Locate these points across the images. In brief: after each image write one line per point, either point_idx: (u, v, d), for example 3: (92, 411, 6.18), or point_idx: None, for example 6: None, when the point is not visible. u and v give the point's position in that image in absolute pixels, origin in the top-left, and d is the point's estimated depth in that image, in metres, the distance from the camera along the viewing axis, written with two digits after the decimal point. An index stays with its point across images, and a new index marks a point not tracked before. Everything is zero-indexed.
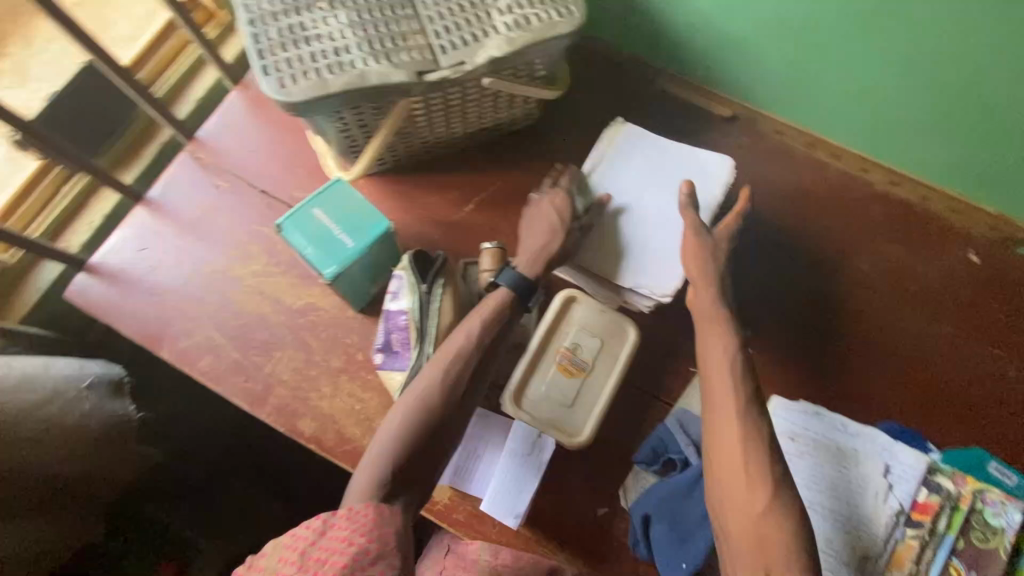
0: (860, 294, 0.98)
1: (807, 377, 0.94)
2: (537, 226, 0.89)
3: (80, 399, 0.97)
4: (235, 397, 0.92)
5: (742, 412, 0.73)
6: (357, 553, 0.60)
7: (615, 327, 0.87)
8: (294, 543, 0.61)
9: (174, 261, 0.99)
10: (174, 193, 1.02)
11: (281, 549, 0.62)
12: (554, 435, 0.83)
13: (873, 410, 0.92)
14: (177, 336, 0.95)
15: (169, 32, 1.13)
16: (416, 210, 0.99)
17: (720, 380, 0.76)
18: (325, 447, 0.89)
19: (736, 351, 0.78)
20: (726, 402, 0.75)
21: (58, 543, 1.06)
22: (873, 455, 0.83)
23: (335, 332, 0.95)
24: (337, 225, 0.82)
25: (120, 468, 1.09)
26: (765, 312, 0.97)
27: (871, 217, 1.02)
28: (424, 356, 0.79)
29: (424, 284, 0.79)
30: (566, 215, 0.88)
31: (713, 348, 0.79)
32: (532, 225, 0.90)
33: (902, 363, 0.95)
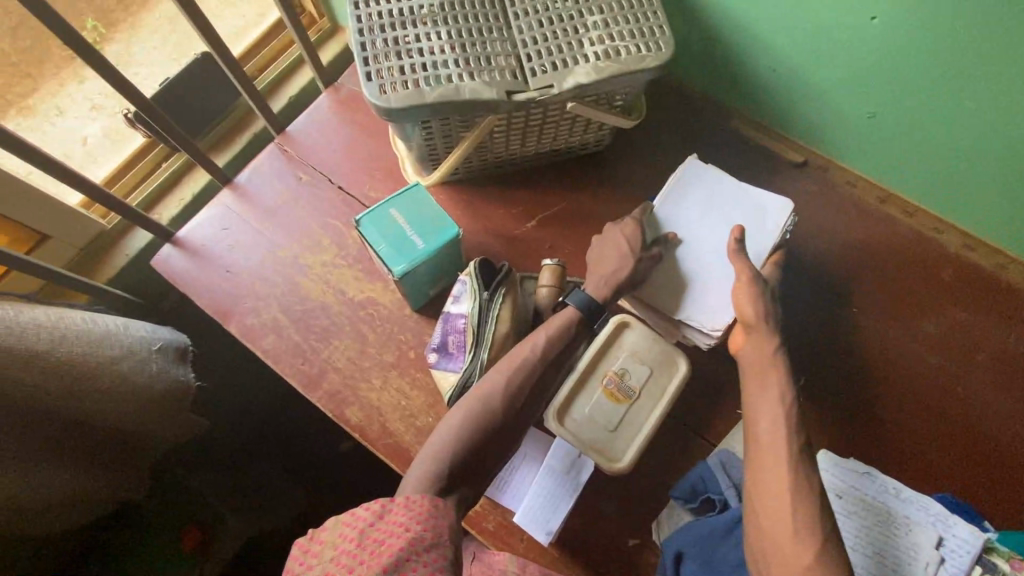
0: (924, 355, 0.95)
1: (858, 434, 0.91)
2: (603, 248, 0.91)
3: (149, 360, 1.03)
4: (291, 378, 0.97)
5: (792, 468, 0.70)
6: (413, 538, 0.62)
7: (665, 358, 0.88)
8: (352, 521, 0.63)
9: (251, 243, 1.05)
10: (261, 181, 1.09)
11: (340, 526, 0.63)
12: (594, 458, 0.84)
13: (927, 479, 0.88)
14: (245, 313, 1.01)
15: (274, 34, 1.23)
16: (481, 221, 1.03)
17: (771, 434, 0.73)
18: (368, 437, 0.92)
19: (790, 405, 0.74)
20: (775, 457, 0.71)
21: (112, 493, 1.12)
22: (927, 525, 0.79)
23: (391, 328, 0.99)
24: (411, 227, 0.86)
25: (176, 430, 1.14)
26: (820, 361, 0.95)
27: (942, 279, 0.99)
28: (478, 360, 0.82)
29: (485, 292, 0.83)
30: (636, 243, 0.89)
31: (766, 399, 0.75)
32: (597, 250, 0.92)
33: (964, 435, 0.90)
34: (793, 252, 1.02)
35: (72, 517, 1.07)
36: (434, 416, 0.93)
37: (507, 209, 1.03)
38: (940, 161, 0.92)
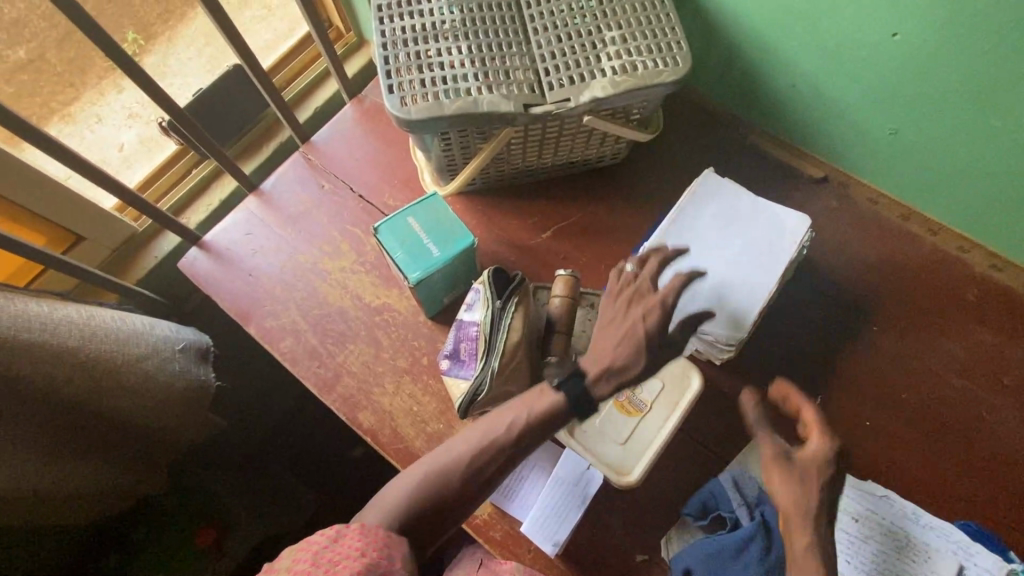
0: (947, 377, 0.92)
1: (877, 456, 0.89)
2: (618, 326, 0.79)
3: (172, 359, 1.06)
4: (308, 380, 0.99)
5: None
6: (368, 563, 0.63)
7: (677, 372, 0.88)
8: (307, 547, 0.64)
9: (273, 248, 1.09)
10: (285, 188, 1.12)
11: (295, 553, 0.64)
12: (603, 471, 0.84)
13: (950, 505, 0.86)
14: (265, 316, 1.04)
15: (303, 47, 1.28)
16: (497, 231, 1.04)
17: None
18: (380, 441, 0.94)
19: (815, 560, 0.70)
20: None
21: (135, 487, 1.15)
22: (946, 553, 0.78)
23: (405, 334, 1.00)
24: (428, 236, 0.88)
25: (197, 428, 1.17)
26: (838, 380, 0.93)
27: (966, 299, 0.97)
28: (489, 368, 0.82)
29: (498, 301, 0.84)
30: (653, 329, 0.79)
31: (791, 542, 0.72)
32: (604, 324, 0.81)
33: (990, 461, 0.87)
34: (812, 268, 1.00)
35: (92, 509, 1.10)
36: (445, 423, 0.94)
37: (523, 219, 1.04)
38: (964, 179, 0.91)
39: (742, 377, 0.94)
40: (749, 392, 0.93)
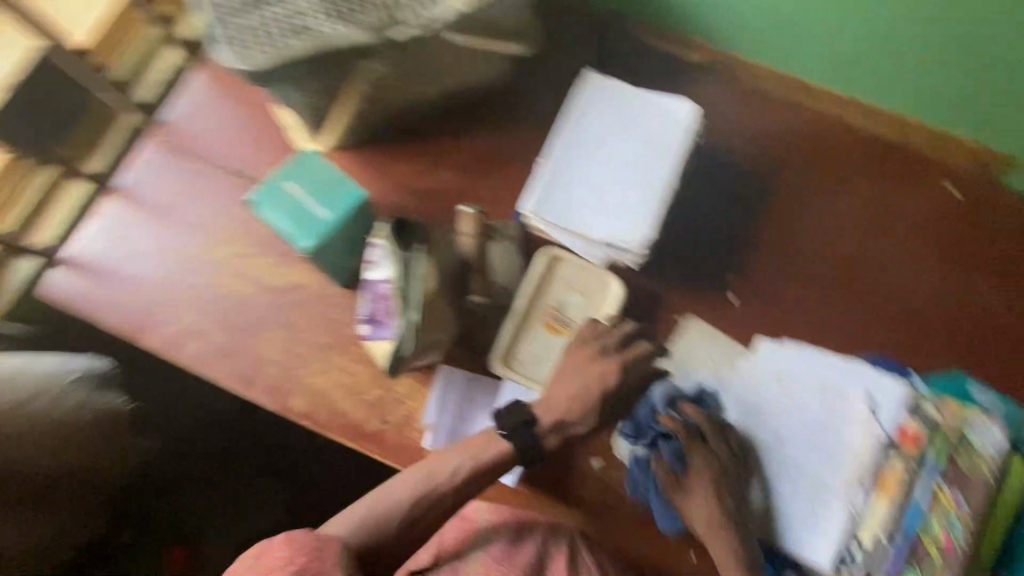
0: (843, 233, 0.98)
1: (792, 320, 0.95)
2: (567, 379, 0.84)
3: (67, 393, 0.95)
4: (227, 380, 0.92)
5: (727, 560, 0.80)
6: None
7: (597, 283, 0.92)
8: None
9: (148, 249, 0.97)
10: (146, 181, 1.00)
11: None
12: (547, 391, 0.88)
13: (859, 348, 0.94)
14: (160, 324, 0.95)
15: (125, 16, 1.11)
16: (392, 180, 0.97)
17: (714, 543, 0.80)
18: (319, 422, 0.90)
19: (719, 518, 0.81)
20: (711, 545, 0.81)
21: (63, 530, 1.07)
22: (859, 389, 0.85)
23: (319, 308, 0.94)
24: (312, 199, 0.81)
25: (118, 458, 1.08)
26: (750, 259, 0.97)
27: (853, 157, 1.01)
28: (409, 324, 0.76)
29: (403, 251, 0.77)
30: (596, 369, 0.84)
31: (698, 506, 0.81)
32: (560, 373, 0.85)
33: (888, 301, 0.95)
34: (711, 156, 1.02)
35: None
36: (383, 388, 0.91)
37: (417, 162, 0.98)
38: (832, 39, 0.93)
39: (662, 276, 0.96)
40: (671, 288, 0.96)
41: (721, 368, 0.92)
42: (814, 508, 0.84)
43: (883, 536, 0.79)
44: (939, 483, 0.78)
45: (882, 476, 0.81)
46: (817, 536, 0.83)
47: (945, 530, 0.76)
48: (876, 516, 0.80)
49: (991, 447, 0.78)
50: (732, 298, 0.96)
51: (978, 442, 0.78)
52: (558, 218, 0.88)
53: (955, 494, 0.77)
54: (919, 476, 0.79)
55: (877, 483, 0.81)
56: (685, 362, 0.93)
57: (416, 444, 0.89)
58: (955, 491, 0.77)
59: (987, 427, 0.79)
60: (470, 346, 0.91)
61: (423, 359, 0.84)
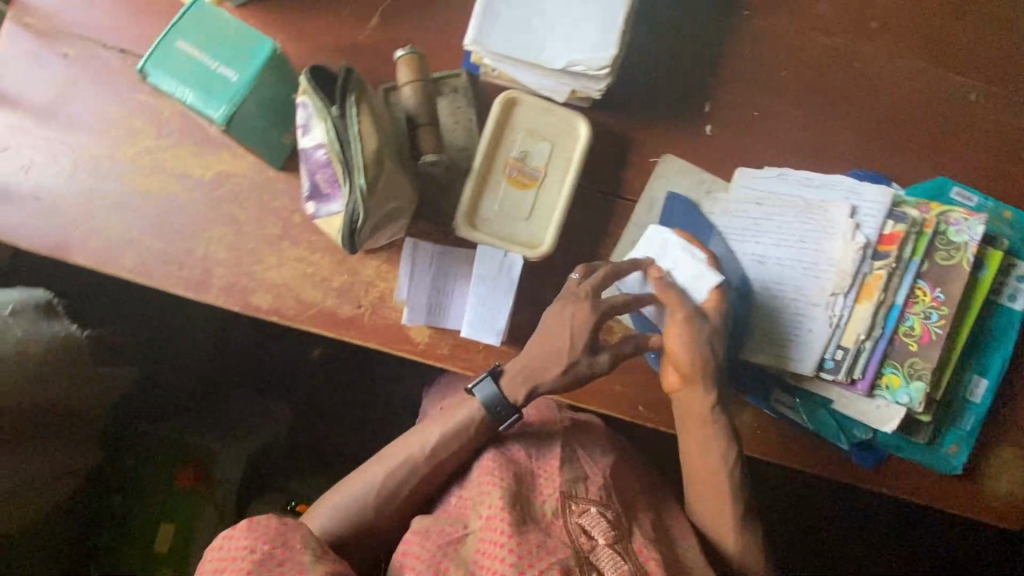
0: (817, 39, 0.90)
1: (771, 139, 0.89)
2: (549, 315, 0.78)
3: (7, 325, 0.87)
4: (175, 289, 0.84)
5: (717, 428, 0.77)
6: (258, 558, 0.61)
7: (563, 126, 0.83)
8: (430, 538, 0.69)
9: (46, 156, 0.85)
10: (17, 75, 0.86)
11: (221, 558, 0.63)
12: (517, 250, 0.82)
13: (842, 161, 0.90)
14: (85, 239, 0.84)
15: None
16: (314, 39, 0.86)
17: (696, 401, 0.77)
18: (288, 316, 0.84)
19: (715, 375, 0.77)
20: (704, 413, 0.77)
21: (45, 479, 0.99)
22: (840, 199, 0.82)
23: (260, 197, 0.85)
24: (214, 58, 0.68)
25: (90, 393, 1.03)
26: (721, 82, 0.89)
27: None
28: (357, 190, 0.67)
29: (334, 107, 0.66)
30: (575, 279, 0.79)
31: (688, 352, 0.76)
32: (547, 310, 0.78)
33: (866, 107, 0.90)
34: None
35: (35, 506, 1.01)
36: (349, 272, 0.85)
37: (338, 13, 0.87)
38: None
39: (629, 112, 0.88)
40: (639, 126, 0.88)
41: (698, 199, 0.88)
42: (801, 322, 0.81)
43: (865, 337, 0.79)
44: (918, 282, 0.79)
45: (864, 282, 0.79)
46: (805, 350, 0.80)
47: (921, 321, 0.78)
48: (858, 319, 0.79)
49: (970, 239, 0.79)
50: (706, 127, 0.89)
51: (958, 236, 0.79)
52: (507, 47, 0.72)
53: (931, 288, 0.79)
54: (900, 277, 0.79)
55: (858, 288, 0.79)
56: (665, 200, 0.87)
57: (394, 325, 0.84)
58: (932, 287, 0.79)
59: (965, 221, 0.79)
60: (433, 216, 0.85)
61: (381, 234, 0.78)
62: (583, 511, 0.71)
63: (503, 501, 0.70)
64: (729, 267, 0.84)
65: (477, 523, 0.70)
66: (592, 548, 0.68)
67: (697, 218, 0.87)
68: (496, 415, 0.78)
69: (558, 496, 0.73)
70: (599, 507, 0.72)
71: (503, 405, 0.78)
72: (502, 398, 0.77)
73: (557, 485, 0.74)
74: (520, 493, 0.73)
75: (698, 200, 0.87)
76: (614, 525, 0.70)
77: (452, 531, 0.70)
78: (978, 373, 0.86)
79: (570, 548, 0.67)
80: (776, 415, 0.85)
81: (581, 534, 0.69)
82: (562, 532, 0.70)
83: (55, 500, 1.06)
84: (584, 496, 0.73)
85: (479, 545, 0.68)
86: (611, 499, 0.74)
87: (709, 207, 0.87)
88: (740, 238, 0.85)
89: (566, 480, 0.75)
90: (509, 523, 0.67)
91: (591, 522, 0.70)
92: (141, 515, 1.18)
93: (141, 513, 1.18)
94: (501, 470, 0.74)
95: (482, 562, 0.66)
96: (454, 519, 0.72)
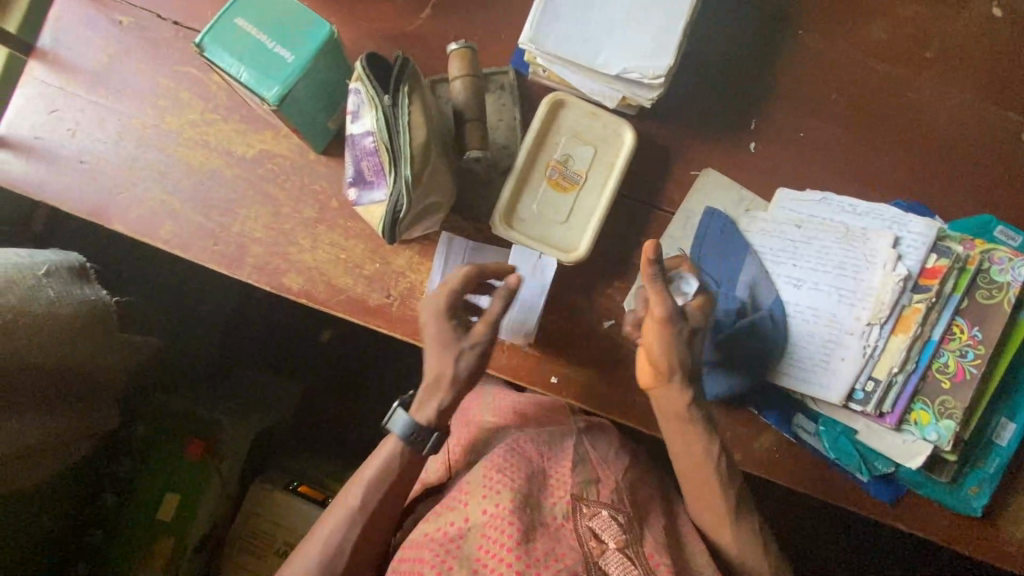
0: (871, 65, 0.89)
1: (815, 162, 0.88)
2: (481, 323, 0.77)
3: (40, 286, 0.88)
4: (208, 263, 0.85)
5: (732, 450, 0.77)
6: None
7: (608, 132, 0.83)
8: (432, 542, 0.71)
9: (93, 121, 0.86)
10: (71, 41, 0.87)
11: None
12: (551, 253, 0.82)
13: (887, 189, 0.88)
14: (124, 207, 0.85)
15: None
16: (364, 25, 0.86)
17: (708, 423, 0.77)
18: (318, 300, 0.84)
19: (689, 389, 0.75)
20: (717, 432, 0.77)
21: (63, 437, 1.01)
22: (883, 229, 0.80)
23: (300, 179, 0.85)
24: (270, 38, 0.68)
25: (113, 356, 1.04)
26: (769, 100, 0.88)
27: None
28: (401, 180, 0.67)
29: (387, 95, 0.66)
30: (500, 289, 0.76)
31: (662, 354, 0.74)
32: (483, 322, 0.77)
33: (917, 137, 0.88)
34: None
35: (49, 463, 1.02)
36: (380, 261, 0.85)
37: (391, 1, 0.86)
38: None
39: (674, 123, 0.88)
40: (683, 138, 0.88)
41: (736, 217, 0.86)
42: (833, 349, 0.80)
43: (898, 370, 0.78)
44: (956, 319, 0.78)
45: (901, 314, 0.78)
46: (834, 377, 0.79)
47: (956, 359, 0.77)
48: (892, 351, 0.78)
49: (1013, 280, 0.77)
50: (750, 145, 0.88)
51: (1001, 275, 0.77)
52: (562, 46, 0.72)
53: (969, 326, 0.78)
54: (938, 312, 0.78)
55: (894, 320, 0.78)
56: (702, 216, 0.86)
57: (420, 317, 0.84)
58: (970, 325, 0.77)
59: (1010, 261, 0.77)
60: (469, 211, 0.85)
61: (418, 226, 0.78)
62: (594, 514, 0.71)
63: (511, 502, 0.70)
64: (763, 288, 0.83)
65: (480, 518, 0.70)
66: (601, 553, 0.67)
67: (734, 237, 0.85)
68: (416, 441, 0.78)
69: (570, 498, 0.73)
70: (609, 510, 0.72)
71: (419, 430, 0.77)
72: (416, 424, 0.77)
73: (568, 487, 0.74)
74: (531, 493, 0.72)
75: (736, 217, 0.86)
76: (625, 529, 0.70)
77: (454, 529, 0.71)
78: (1007, 417, 0.84)
79: (578, 553, 0.67)
80: (797, 440, 0.84)
81: (592, 538, 0.69)
82: (572, 534, 0.69)
83: (70, 460, 1.07)
84: (595, 500, 0.73)
85: (481, 543, 0.68)
86: (623, 503, 0.74)
87: (747, 226, 0.86)
88: (776, 260, 0.84)
89: (578, 482, 0.74)
90: (514, 525, 0.67)
91: (602, 526, 0.70)
92: (148, 485, 1.19)
93: (147, 483, 1.19)
94: (509, 469, 0.74)
95: (484, 560, 0.67)
96: (456, 513, 0.72)
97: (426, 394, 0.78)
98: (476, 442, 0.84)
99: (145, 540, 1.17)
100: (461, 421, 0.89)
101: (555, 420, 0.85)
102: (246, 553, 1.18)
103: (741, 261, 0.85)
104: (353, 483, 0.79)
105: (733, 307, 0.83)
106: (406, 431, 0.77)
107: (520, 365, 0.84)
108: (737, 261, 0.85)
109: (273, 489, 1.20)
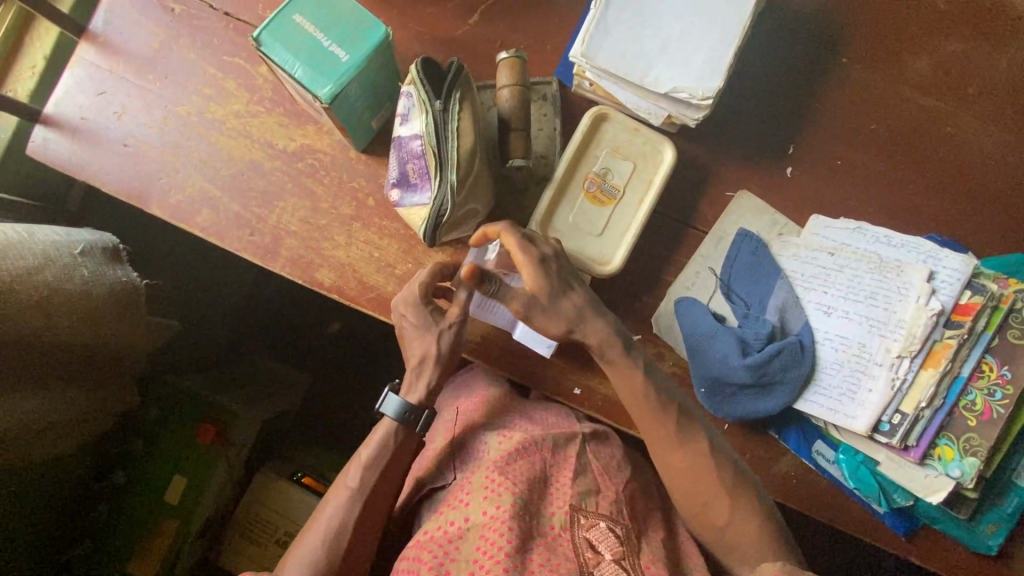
0: (914, 97, 0.89)
1: (852, 191, 0.88)
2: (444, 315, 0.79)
3: (76, 266, 0.89)
4: (243, 253, 0.85)
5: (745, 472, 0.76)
6: None
7: (648, 149, 0.83)
8: (430, 543, 0.71)
9: (139, 105, 0.87)
10: (124, 25, 0.88)
11: None
12: (585, 265, 0.82)
13: (922, 222, 0.87)
14: (165, 193, 0.86)
15: None
16: (413, 28, 0.87)
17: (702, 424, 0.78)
18: (349, 297, 0.84)
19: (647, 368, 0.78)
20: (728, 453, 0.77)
21: (87, 413, 1.02)
22: (917, 262, 0.81)
23: (340, 175, 0.86)
24: (328, 36, 0.69)
25: (148, 336, 1.06)
26: (809, 126, 0.89)
27: (925, 8, 0.90)
28: (447, 185, 0.68)
29: (438, 101, 0.67)
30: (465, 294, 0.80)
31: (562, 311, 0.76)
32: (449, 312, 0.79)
33: (954, 170, 0.88)
34: (769, 9, 0.90)
35: (67, 440, 1.03)
36: (412, 262, 0.85)
37: (441, 5, 0.87)
38: None
39: (713, 144, 0.88)
40: (720, 158, 0.88)
41: (769, 240, 0.87)
42: (860, 380, 0.80)
43: (925, 404, 0.78)
44: (986, 357, 0.78)
45: (931, 349, 0.78)
46: (861, 408, 0.79)
47: (984, 398, 0.77)
48: (920, 386, 0.78)
49: None
50: (787, 169, 0.88)
51: None
52: (612, 62, 0.73)
53: (999, 365, 0.78)
54: (969, 349, 0.78)
55: (925, 354, 0.78)
56: (735, 236, 0.86)
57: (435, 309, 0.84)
58: (999, 363, 0.78)
59: None
60: (503, 217, 0.85)
61: (456, 231, 0.79)
62: (592, 525, 0.71)
63: (511, 506, 0.70)
64: (793, 313, 0.84)
65: (479, 519, 0.71)
66: (596, 564, 0.67)
67: (764, 263, 0.85)
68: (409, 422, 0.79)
69: (568, 508, 0.73)
70: (608, 522, 0.71)
71: (413, 410, 0.79)
72: (409, 404, 0.79)
73: (567, 497, 0.74)
74: (531, 500, 0.73)
75: (768, 240, 0.86)
76: (622, 541, 0.70)
77: (451, 531, 0.71)
78: None
79: (573, 563, 0.67)
80: (814, 466, 0.84)
81: (587, 548, 0.69)
82: (568, 545, 0.69)
83: (87, 437, 1.08)
84: (593, 511, 0.73)
85: (478, 544, 0.68)
86: (621, 515, 0.73)
87: (779, 250, 0.86)
88: (807, 288, 0.84)
89: (577, 493, 0.74)
90: (508, 529, 0.68)
91: (599, 537, 0.70)
92: (159, 467, 1.19)
93: (158, 465, 1.19)
94: (511, 473, 0.74)
95: (480, 561, 0.67)
96: (456, 513, 0.73)
97: (411, 376, 0.80)
98: (467, 432, 0.83)
99: (152, 521, 1.17)
100: (453, 411, 0.87)
101: (557, 421, 0.84)
102: (247, 540, 1.19)
103: (769, 287, 0.85)
104: (343, 470, 0.79)
105: (762, 332, 0.82)
106: (399, 413, 0.78)
107: (541, 373, 0.85)
108: (766, 285, 0.85)
109: (276, 478, 1.20)
